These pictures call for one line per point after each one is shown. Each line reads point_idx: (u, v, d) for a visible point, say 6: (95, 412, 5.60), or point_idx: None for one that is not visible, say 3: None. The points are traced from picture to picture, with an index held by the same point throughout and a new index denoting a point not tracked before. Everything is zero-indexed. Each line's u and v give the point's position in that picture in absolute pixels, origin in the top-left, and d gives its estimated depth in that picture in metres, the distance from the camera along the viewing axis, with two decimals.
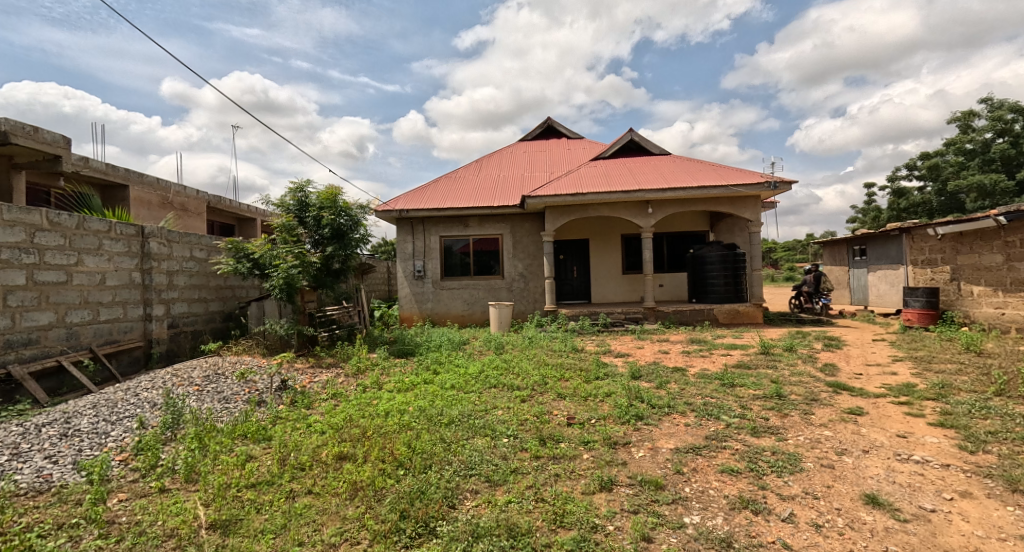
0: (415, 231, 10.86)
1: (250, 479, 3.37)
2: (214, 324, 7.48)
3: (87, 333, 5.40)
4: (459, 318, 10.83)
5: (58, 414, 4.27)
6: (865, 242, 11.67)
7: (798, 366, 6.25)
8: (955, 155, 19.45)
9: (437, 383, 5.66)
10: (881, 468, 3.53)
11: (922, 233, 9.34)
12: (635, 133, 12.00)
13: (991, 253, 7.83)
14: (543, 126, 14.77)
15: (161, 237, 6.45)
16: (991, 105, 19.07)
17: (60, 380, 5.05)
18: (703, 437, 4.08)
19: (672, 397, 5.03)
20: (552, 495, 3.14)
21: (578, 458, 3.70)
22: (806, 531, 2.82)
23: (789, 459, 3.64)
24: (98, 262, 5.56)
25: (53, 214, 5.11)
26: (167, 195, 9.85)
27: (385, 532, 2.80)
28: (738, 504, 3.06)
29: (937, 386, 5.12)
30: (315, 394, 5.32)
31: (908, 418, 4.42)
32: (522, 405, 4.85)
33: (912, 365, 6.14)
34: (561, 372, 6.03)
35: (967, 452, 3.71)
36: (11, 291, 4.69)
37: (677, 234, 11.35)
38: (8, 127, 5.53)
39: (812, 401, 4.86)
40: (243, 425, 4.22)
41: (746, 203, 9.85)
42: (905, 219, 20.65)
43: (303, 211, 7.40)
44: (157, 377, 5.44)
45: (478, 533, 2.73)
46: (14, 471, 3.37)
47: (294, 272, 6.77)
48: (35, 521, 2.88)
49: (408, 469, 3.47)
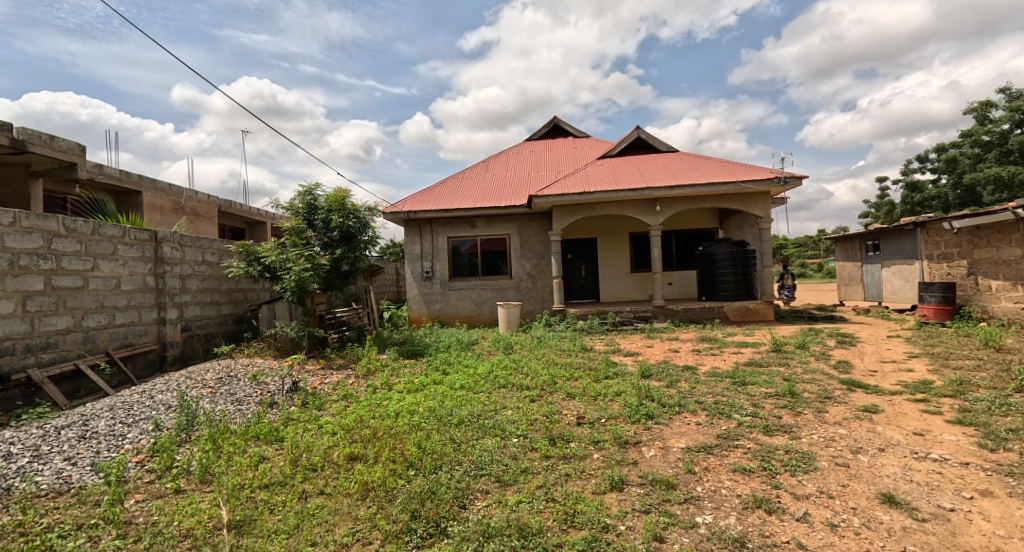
0: (423, 232, 10.92)
1: (263, 480, 3.40)
2: (226, 327, 7.57)
3: (104, 337, 5.49)
4: (468, 318, 10.85)
5: (76, 417, 4.34)
6: (878, 237, 11.48)
7: (811, 363, 6.17)
8: (971, 147, 19.10)
9: (447, 383, 5.67)
10: (897, 467, 3.47)
11: (937, 227, 9.13)
12: (642, 131, 11.94)
13: (1010, 247, 7.68)
14: (549, 125, 14.77)
15: (174, 242, 6.53)
16: (1009, 95, 18.72)
17: (77, 383, 5.12)
18: (714, 436, 4.04)
19: (683, 396, 4.98)
20: (564, 495, 3.13)
21: (589, 458, 3.69)
22: (821, 530, 2.78)
23: (803, 458, 3.58)
24: (112, 266, 5.64)
25: (69, 220, 5.19)
26: (179, 200, 9.98)
27: (397, 532, 2.81)
28: (751, 504, 3.03)
29: (955, 383, 5.02)
30: (327, 394, 5.38)
31: (926, 415, 4.34)
32: (531, 405, 4.85)
33: (928, 362, 6.03)
34: (570, 371, 6.02)
35: (987, 450, 3.63)
36: (29, 296, 4.77)
37: (685, 232, 11.27)
38: (25, 136, 5.65)
39: (826, 399, 4.80)
40: (255, 426, 4.27)
41: (756, 200, 9.74)
42: (920, 212, 20.30)
43: (312, 214, 7.47)
44: (172, 379, 5.52)
45: (489, 533, 2.73)
46: (35, 472, 3.44)
47: (305, 274, 6.82)
48: (56, 521, 2.93)
49: (419, 469, 3.48)
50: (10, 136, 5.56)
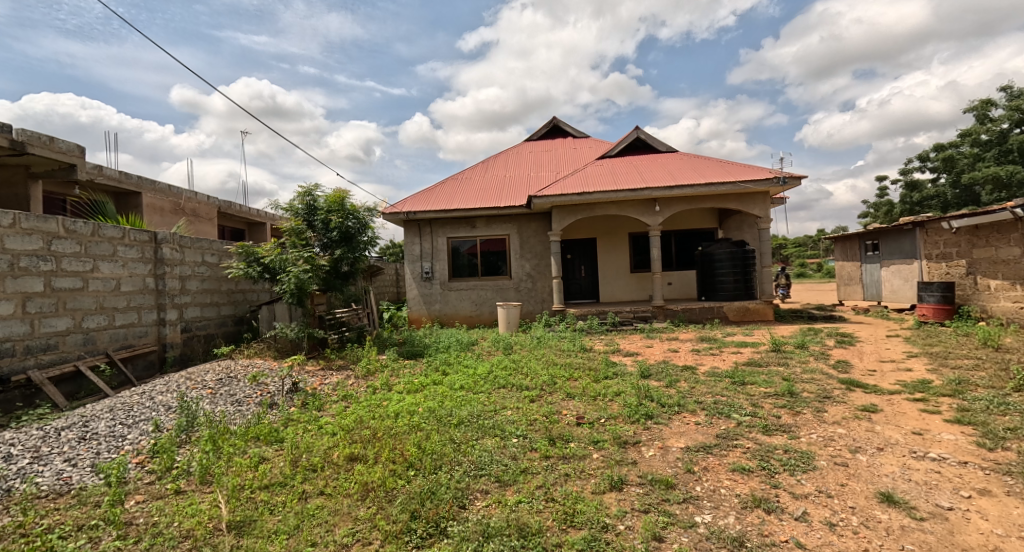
0: (423, 232, 10.92)
1: (263, 481, 3.41)
2: (226, 327, 7.57)
3: (104, 338, 5.50)
4: (467, 318, 10.86)
5: (76, 418, 4.35)
6: (877, 237, 11.50)
7: (810, 363, 6.18)
8: (970, 147, 19.12)
9: (447, 383, 5.68)
10: (896, 466, 3.48)
11: (936, 226, 9.15)
12: (641, 131, 11.95)
13: (1009, 246, 7.70)
14: (549, 125, 14.79)
15: (174, 243, 6.54)
16: (1010, 94, 18.72)
17: (77, 384, 5.13)
18: (714, 435, 4.06)
19: (682, 395, 5.00)
20: (563, 495, 3.14)
21: (588, 458, 3.69)
22: (820, 530, 2.79)
23: (802, 457, 3.59)
24: (112, 268, 5.64)
25: (69, 221, 5.20)
26: (178, 201, 9.98)
27: (397, 532, 2.82)
28: (750, 503, 3.04)
29: (954, 383, 5.04)
30: (327, 395, 5.38)
31: (924, 415, 4.35)
32: (531, 406, 4.85)
33: (927, 361, 6.05)
34: (570, 372, 6.03)
35: (986, 449, 3.64)
36: (29, 298, 4.78)
37: (684, 232, 11.29)
38: (25, 137, 5.65)
39: (825, 399, 4.81)
40: (256, 427, 4.27)
41: (755, 200, 9.76)
42: (919, 212, 20.37)
43: (312, 215, 7.47)
44: (172, 380, 5.52)
45: (489, 533, 2.74)
46: (36, 474, 3.44)
47: (305, 276, 6.83)
48: (56, 522, 2.94)
49: (419, 469, 3.48)
50: (10, 137, 5.57)
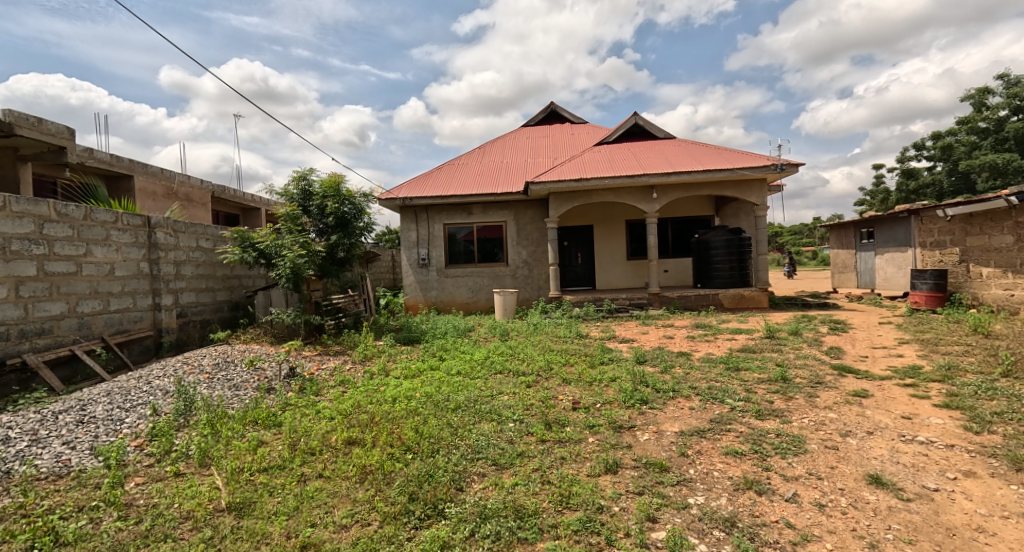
0: (419, 219, 10.85)
1: (262, 464, 3.45)
2: (221, 313, 7.56)
3: (99, 323, 5.49)
4: (464, 305, 10.87)
5: (73, 402, 4.36)
6: (873, 225, 11.56)
7: (803, 349, 6.25)
8: (968, 135, 19.12)
9: (443, 369, 5.73)
10: (884, 449, 3.55)
11: (930, 214, 9.19)
12: (639, 116, 11.88)
13: (1002, 234, 7.75)
14: (546, 111, 14.68)
15: (168, 228, 6.49)
16: (1008, 81, 18.67)
17: (73, 368, 5.13)
18: (707, 420, 4.11)
19: (677, 381, 5.07)
20: (559, 477, 3.19)
21: (584, 442, 3.75)
22: (809, 510, 2.86)
23: (793, 441, 3.65)
24: (106, 252, 5.60)
25: (60, 205, 5.14)
26: (171, 185, 9.89)
27: (395, 514, 2.85)
28: (741, 485, 3.10)
29: (943, 369, 5.11)
30: (324, 381, 5.39)
31: (914, 399, 4.43)
32: (527, 391, 4.89)
33: (918, 348, 6.13)
34: (566, 357, 6.10)
35: (972, 433, 3.72)
36: (22, 282, 4.74)
37: (681, 219, 11.31)
38: (12, 119, 5.54)
39: (817, 385, 4.87)
40: (253, 411, 4.29)
41: (753, 187, 9.73)
42: (914, 201, 20.50)
43: (307, 200, 7.42)
44: (168, 365, 5.53)
45: (485, 515, 2.80)
46: (34, 456, 3.46)
47: (300, 261, 6.78)
48: (56, 503, 2.96)
49: (415, 453, 3.53)
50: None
